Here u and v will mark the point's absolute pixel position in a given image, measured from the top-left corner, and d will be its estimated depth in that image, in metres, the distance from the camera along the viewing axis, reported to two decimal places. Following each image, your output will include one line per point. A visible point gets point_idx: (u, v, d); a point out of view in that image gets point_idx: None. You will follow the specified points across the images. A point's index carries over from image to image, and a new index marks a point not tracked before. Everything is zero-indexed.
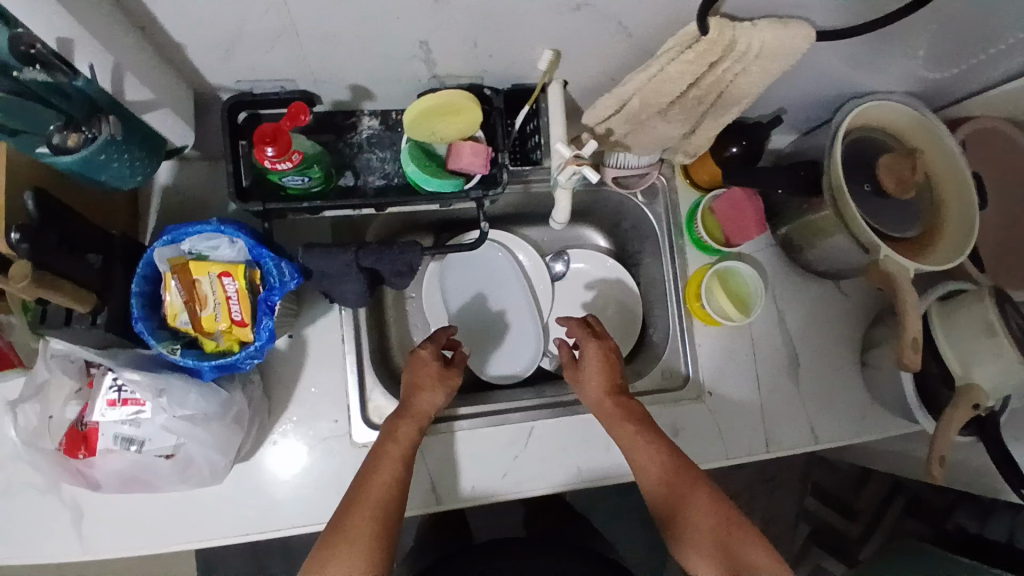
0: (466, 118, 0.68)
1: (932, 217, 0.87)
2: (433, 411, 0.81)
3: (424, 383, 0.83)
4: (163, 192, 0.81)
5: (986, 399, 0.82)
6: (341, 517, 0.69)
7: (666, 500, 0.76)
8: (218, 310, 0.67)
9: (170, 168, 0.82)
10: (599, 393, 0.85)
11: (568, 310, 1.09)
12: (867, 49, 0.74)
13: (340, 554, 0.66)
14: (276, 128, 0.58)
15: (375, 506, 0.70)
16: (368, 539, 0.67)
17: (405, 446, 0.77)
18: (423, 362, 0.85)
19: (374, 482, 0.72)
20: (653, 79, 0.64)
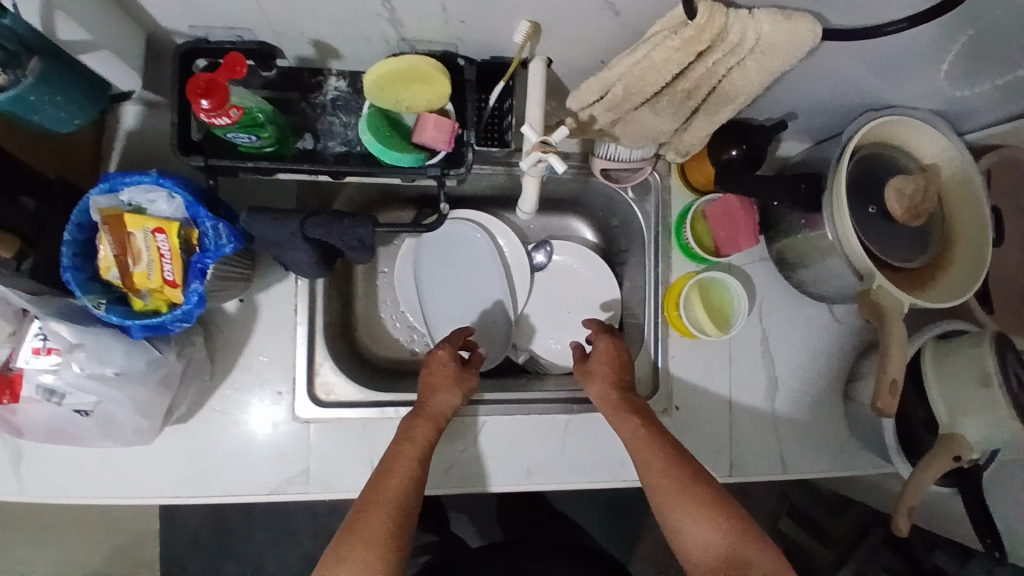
0: (434, 89, 0.62)
1: (941, 249, 0.80)
2: (449, 412, 0.79)
3: (437, 383, 0.81)
4: (126, 138, 0.76)
5: (970, 452, 0.76)
6: (356, 513, 0.68)
7: (670, 495, 0.72)
8: (150, 268, 0.64)
9: (136, 111, 0.76)
10: (606, 387, 0.81)
11: (545, 303, 1.02)
12: (889, 56, 0.66)
13: (354, 552, 0.65)
14: (210, 79, 0.54)
15: (393, 505, 0.69)
16: (386, 538, 0.67)
17: (421, 444, 0.75)
18: (440, 363, 0.82)
19: (390, 481, 0.71)
20: (639, 66, 0.57)
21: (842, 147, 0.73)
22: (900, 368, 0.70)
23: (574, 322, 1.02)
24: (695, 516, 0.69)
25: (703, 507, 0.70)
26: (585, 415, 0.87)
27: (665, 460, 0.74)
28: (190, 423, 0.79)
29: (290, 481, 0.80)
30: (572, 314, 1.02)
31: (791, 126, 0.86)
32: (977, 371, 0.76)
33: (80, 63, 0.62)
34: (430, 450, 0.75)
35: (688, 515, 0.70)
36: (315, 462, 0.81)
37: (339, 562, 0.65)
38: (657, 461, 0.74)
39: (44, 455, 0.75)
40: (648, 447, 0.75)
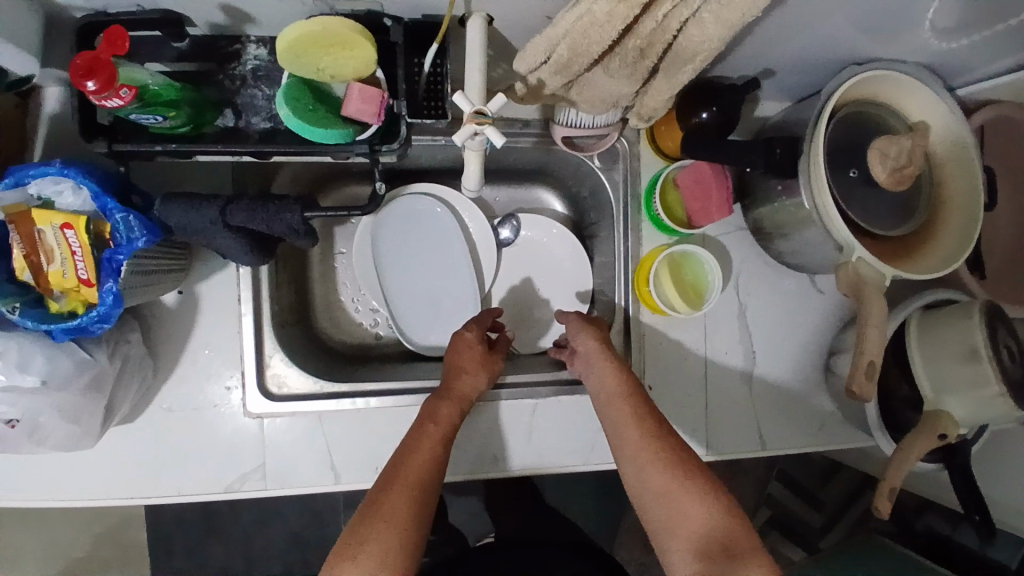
0: (357, 55, 0.56)
1: (929, 215, 0.75)
2: (475, 395, 0.77)
3: (467, 364, 0.78)
4: (49, 122, 0.69)
5: (955, 430, 0.72)
6: (380, 493, 0.66)
7: (653, 459, 0.69)
8: (64, 266, 0.59)
9: (58, 93, 0.70)
10: (597, 349, 0.78)
11: (513, 280, 0.97)
12: (874, 3, 0.59)
13: (376, 532, 0.63)
14: (92, 58, 0.48)
15: (415, 487, 0.67)
16: (408, 519, 0.64)
17: (444, 427, 0.73)
18: (469, 345, 0.80)
19: (413, 462, 0.69)
20: (582, 21, 0.51)
21: (822, 105, 0.67)
22: (879, 348, 0.66)
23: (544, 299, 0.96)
24: (689, 488, 0.67)
25: (700, 481, 0.67)
26: (552, 398, 0.83)
27: (659, 433, 0.71)
28: (136, 422, 0.75)
29: (244, 478, 0.77)
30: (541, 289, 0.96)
31: (770, 83, 0.79)
32: (963, 347, 0.72)
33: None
34: (452, 434, 0.73)
35: (679, 487, 0.67)
36: (271, 457, 0.77)
37: (359, 543, 0.62)
38: (645, 426, 0.71)
39: None
40: (650, 416, 0.72)
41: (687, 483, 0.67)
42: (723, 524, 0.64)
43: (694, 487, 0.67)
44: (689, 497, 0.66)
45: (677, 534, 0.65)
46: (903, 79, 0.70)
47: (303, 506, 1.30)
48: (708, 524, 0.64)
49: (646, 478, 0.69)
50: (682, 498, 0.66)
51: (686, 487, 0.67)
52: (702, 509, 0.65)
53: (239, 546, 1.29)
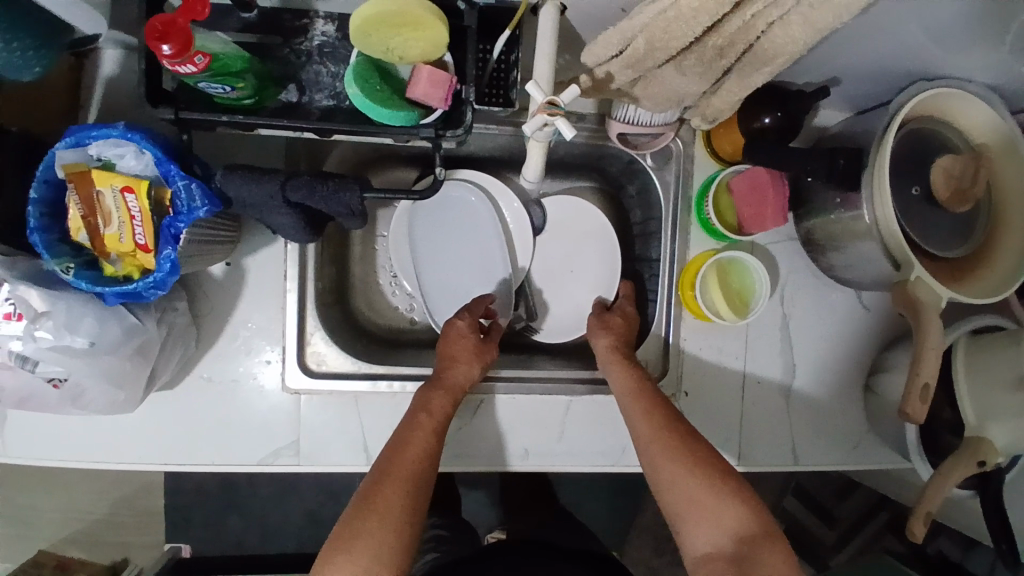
0: (427, 36, 0.55)
1: (987, 235, 0.72)
2: (468, 384, 0.76)
3: (458, 355, 0.78)
4: (104, 86, 0.68)
5: (994, 457, 0.70)
6: (371, 485, 0.65)
7: (659, 458, 0.68)
8: (122, 230, 0.58)
9: (115, 55, 0.68)
10: (612, 346, 0.80)
11: (552, 267, 0.94)
12: (966, 12, 0.56)
13: (369, 526, 0.62)
14: (168, 21, 0.47)
15: (410, 480, 0.66)
16: (400, 512, 0.64)
17: (437, 418, 0.72)
18: (461, 336, 0.80)
19: (406, 455, 0.68)
20: (664, 16, 0.49)
21: (889, 121, 0.65)
22: (935, 370, 0.64)
23: (578, 285, 0.94)
24: (697, 479, 0.66)
25: (710, 472, 0.66)
26: (587, 397, 0.83)
27: (670, 426, 0.70)
28: (174, 392, 0.76)
29: (276, 453, 0.78)
30: (575, 275, 0.94)
31: (835, 92, 0.77)
32: (1011, 375, 0.70)
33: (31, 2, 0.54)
34: (446, 425, 0.72)
35: (690, 480, 0.66)
36: (305, 434, 0.78)
37: (352, 538, 0.62)
38: (665, 425, 0.70)
39: (31, 418, 0.73)
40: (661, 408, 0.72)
41: (699, 476, 0.66)
42: (736, 520, 0.63)
43: (699, 493, 0.65)
44: (701, 488, 0.65)
45: (692, 523, 0.65)
46: (967, 96, 0.68)
47: (320, 483, 1.31)
48: (722, 516, 0.64)
49: (659, 461, 0.68)
50: (696, 490, 0.65)
51: (696, 477, 0.66)
52: (710, 516, 0.64)
53: (257, 517, 1.31)
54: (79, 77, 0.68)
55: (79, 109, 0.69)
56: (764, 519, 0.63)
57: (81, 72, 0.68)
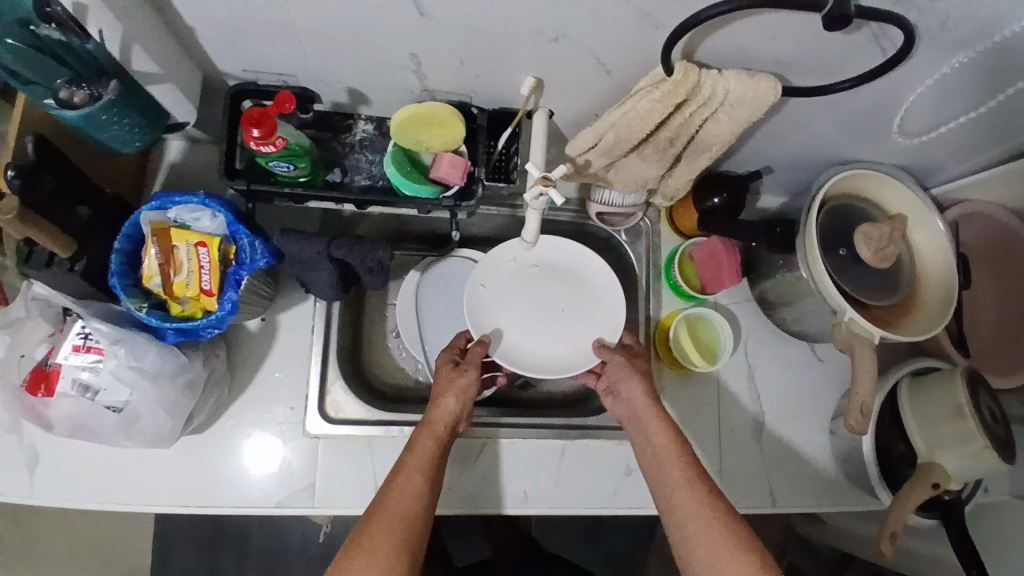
0: (449, 132, 0.72)
1: (915, 282, 0.87)
2: (454, 419, 0.79)
3: (444, 390, 0.80)
4: (169, 169, 0.83)
5: (948, 482, 0.80)
6: (361, 525, 0.67)
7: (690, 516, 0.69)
8: (190, 278, 0.71)
9: (180, 145, 0.83)
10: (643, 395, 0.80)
11: (538, 306, 0.90)
12: (852, 113, 0.75)
13: (358, 563, 0.64)
14: (262, 112, 0.64)
15: (395, 520, 0.68)
16: (388, 552, 0.66)
17: (424, 455, 0.74)
18: (439, 370, 0.83)
19: (393, 493, 0.70)
20: (627, 115, 0.66)
21: (812, 198, 0.82)
22: (870, 392, 0.77)
23: (568, 324, 0.90)
24: (706, 527, 0.68)
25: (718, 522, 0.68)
26: (579, 441, 0.91)
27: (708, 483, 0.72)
28: (204, 434, 0.83)
29: (294, 496, 0.83)
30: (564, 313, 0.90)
31: (771, 179, 0.95)
32: (950, 406, 0.81)
33: (149, 91, 0.65)
34: (434, 461, 0.74)
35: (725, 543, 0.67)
36: (321, 477, 0.84)
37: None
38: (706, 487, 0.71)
39: (71, 458, 0.80)
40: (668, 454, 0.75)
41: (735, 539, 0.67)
42: None
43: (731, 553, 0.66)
44: (713, 542, 0.67)
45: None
46: (879, 177, 0.85)
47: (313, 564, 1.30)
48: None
49: (682, 514, 0.70)
50: (710, 542, 0.67)
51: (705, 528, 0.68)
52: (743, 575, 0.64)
53: None
54: (148, 161, 0.82)
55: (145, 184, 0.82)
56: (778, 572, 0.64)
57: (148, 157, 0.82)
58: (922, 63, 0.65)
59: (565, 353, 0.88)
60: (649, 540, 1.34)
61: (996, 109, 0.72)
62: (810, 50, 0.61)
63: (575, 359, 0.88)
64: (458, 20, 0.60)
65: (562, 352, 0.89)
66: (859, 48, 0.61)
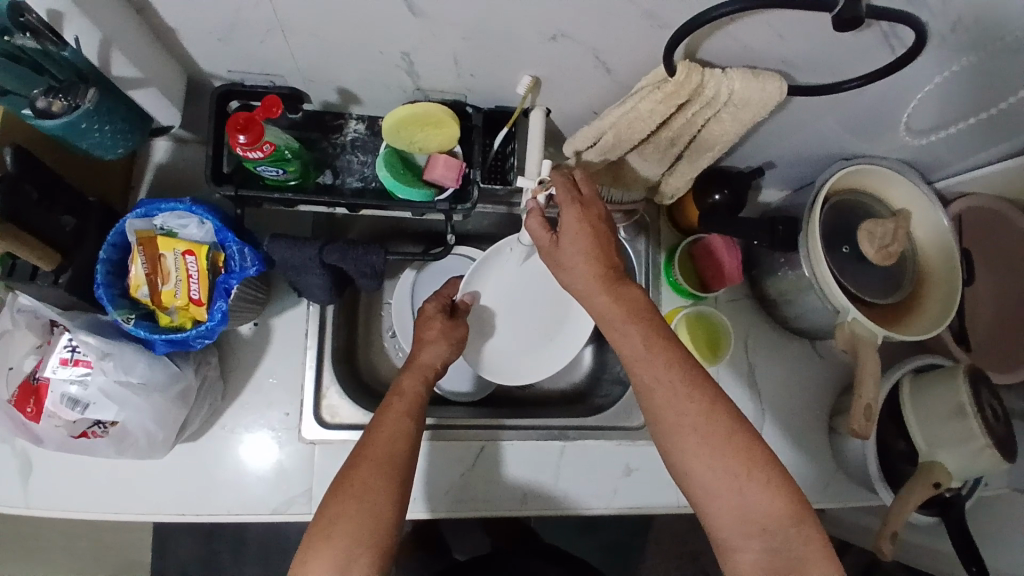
0: (445, 132, 0.70)
1: (917, 280, 0.86)
2: (439, 363, 0.81)
3: (428, 337, 0.82)
4: (155, 170, 0.80)
5: (948, 480, 0.80)
6: (347, 469, 0.67)
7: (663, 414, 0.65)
8: (178, 287, 0.69)
9: (166, 146, 0.80)
10: (585, 276, 0.68)
11: (517, 299, 0.91)
12: (858, 109, 0.73)
13: (346, 509, 0.63)
14: (248, 117, 0.61)
15: (385, 463, 0.67)
16: (381, 494, 0.65)
17: (409, 399, 0.74)
18: (429, 318, 0.84)
19: (378, 438, 0.69)
20: (627, 116, 0.64)
21: (816, 193, 0.80)
22: (874, 394, 0.76)
23: (529, 329, 0.92)
24: (721, 462, 0.63)
25: (732, 458, 0.62)
26: (579, 441, 0.90)
27: (693, 381, 0.64)
28: (199, 440, 0.82)
29: (291, 501, 0.82)
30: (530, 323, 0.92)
31: (773, 174, 0.93)
32: (951, 404, 0.80)
33: (129, 96, 0.62)
34: (419, 404, 0.74)
35: (710, 455, 0.63)
36: (317, 483, 0.83)
37: (333, 523, 0.63)
38: (681, 384, 0.64)
39: (63, 468, 0.78)
40: (660, 389, 0.65)
41: (715, 452, 0.63)
42: (763, 503, 0.61)
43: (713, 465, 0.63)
44: (723, 478, 0.62)
45: (707, 495, 0.64)
46: (884, 172, 0.83)
47: None
48: (721, 483, 0.62)
49: (664, 423, 0.65)
50: (722, 484, 0.62)
51: (717, 465, 0.63)
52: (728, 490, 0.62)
53: None
54: (134, 163, 0.80)
55: (131, 187, 0.79)
56: (799, 511, 0.62)
57: (133, 160, 0.79)
58: (933, 62, 0.63)
59: (506, 358, 0.91)
60: (646, 531, 1.35)
61: (1005, 107, 0.70)
62: (816, 49, 0.59)
63: (511, 360, 0.91)
64: (452, 20, 0.57)
65: (504, 357, 0.92)
66: (869, 47, 0.59)
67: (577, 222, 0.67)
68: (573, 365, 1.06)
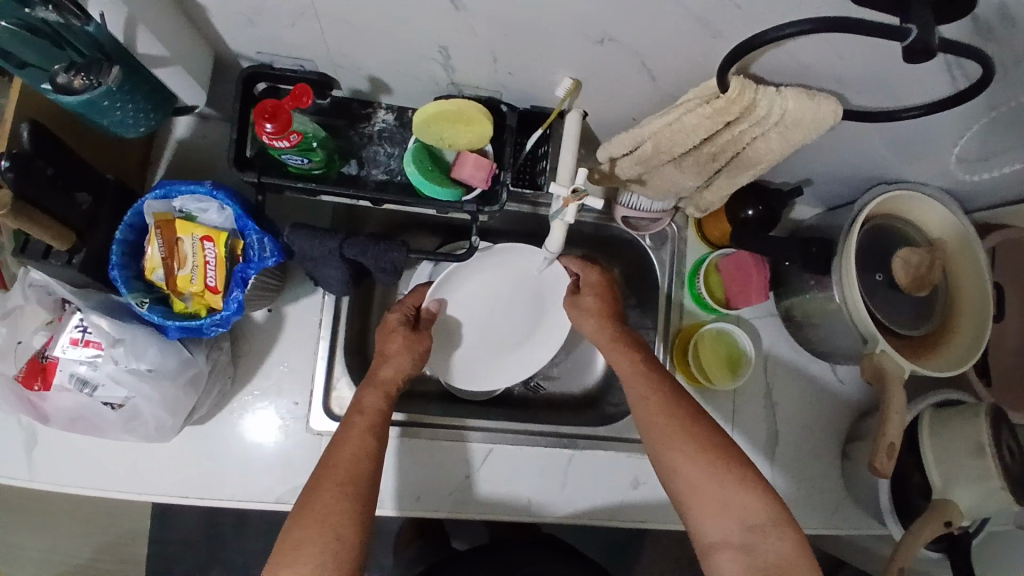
0: (476, 131, 0.67)
1: (948, 313, 0.84)
2: (400, 377, 0.78)
3: (389, 351, 0.79)
4: (176, 146, 0.78)
5: (960, 520, 0.78)
6: (308, 493, 0.66)
7: (653, 432, 0.72)
8: (194, 272, 0.67)
9: (188, 122, 0.78)
10: (597, 318, 0.82)
11: (481, 302, 0.88)
12: (908, 134, 0.70)
13: (309, 537, 0.63)
14: (276, 105, 0.58)
15: (346, 483, 0.66)
16: (344, 515, 0.64)
17: (371, 415, 0.72)
18: (390, 331, 0.79)
19: (341, 458, 0.68)
20: (669, 128, 0.61)
21: (854, 216, 0.76)
22: (898, 431, 0.74)
23: (490, 334, 0.90)
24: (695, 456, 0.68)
25: (711, 460, 0.68)
26: (588, 450, 0.89)
27: (677, 401, 0.73)
28: (207, 424, 0.81)
29: (295, 491, 0.81)
30: (493, 329, 0.90)
31: (809, 190, 0.90)
32: (971, 442, 0.78)
33: (153, 73, 0.60)
34: (380, 420, 0.73)
35: (698, 466, 0.68)
36: None
37: (295, 548, 0.62)
38: (672, 411, 0.72)
39: (68, 443, 0.78)
40: (654, 400, 0.73)
41: (700, 462, 0.68)
42: (750, 506, 0.66)
43: (697, 474, 0.68)
44: (705, 474, 0.67)
45: (699, 510, 0.67)
46: (925, 199, 0.80)
47: None
48: (711, 493, 0.67)
49: (656, 439, 0.71)
50: (711, 491, 0.67)
51: (705, 472, 0.68)
52: (712, 497, 0.67)
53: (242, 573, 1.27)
54: (155, 138, 0.77)
55: (149, 165, 0.77)
56: (779, 517, 0.66)
57: (153, 137, 0.77)
58: (995, 94, 0.60)
59: (460, 359, 0.89)
60: (646, 535, 1.35)
61: None
62: (875, 72, 0.56)
63: (468, 362, 0.90)
64: (495, 16, 0.54)
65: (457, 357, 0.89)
66: (929, 75, 0.56)
67: (597, 278, 0.84)
68: (586, 370, 1.04)
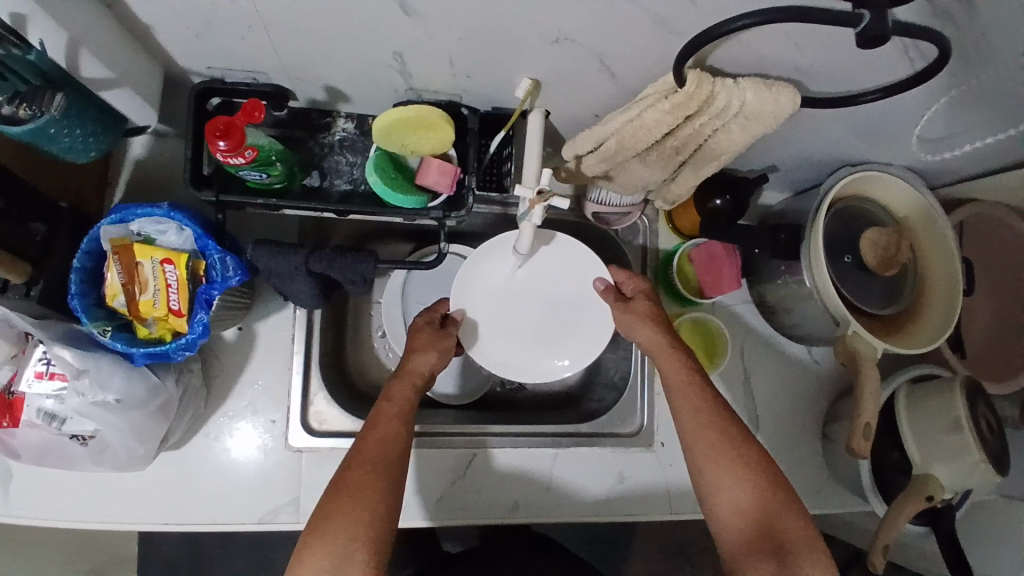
0: (439, 137, 0.66)
1: (917, 294, 0.85)
2: (428, 373, 0.74)
3: (418, 343, 0.76)
4: (133, 166, 0.75)
5: (941, 493, 0.79)
6: (342, 470, 0.65)
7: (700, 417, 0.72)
8: (157, 296, 0.66)
9: (144, 141, 0.76)
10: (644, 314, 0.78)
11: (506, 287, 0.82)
12: (870, 118, 0.71)
13: (342, 510, 0.62)
14: (229, 122, 0.57)
15: (379, 463, 0.65)
16: (375, 495, 0.63)
17: (399, 404, 0.71)
18: (417, 328, 0.77)
19: (373, 440, 0.67)
20: (631, 124, 0.61)
21: (821, 199, 0.77)
22: (873, 411, 0.75)
23: (526, 321, 0.82)
24: (725, 467, 0.69)
25: (749, 450, 0.70)
26: (572, 449, 0.89)
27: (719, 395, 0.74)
28: (183, 448, 0.79)
29: (277, 511, 0.79)
30: (530, 316, 0.82)
31: (776, 177, 0.91)
32: (947, 417, 0.79)
33: (100, 96, 0.59)
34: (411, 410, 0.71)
35: (735, 453, 0.70)
36: (305, 491, 0.80)
37: (327, 520, 0.62)
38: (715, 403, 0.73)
39: (39, 478, 0.75)
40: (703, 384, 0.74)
41: (741, 447, 0.70)
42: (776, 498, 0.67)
43: (737, 459, 0.69)
44: (746, 458, 0.69)
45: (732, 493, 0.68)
46: (890, 180, 0.81)
47: None
48: (745, 481, 0.69)
49: (699, 423, 0.72)
50: (747, 476, 0.69)
51: (741, 457, 0.69)
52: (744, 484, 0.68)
53: None
54: (110, 159, 0.75)
55: (106, 188, 0.75)
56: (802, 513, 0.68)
57: (108, 159, 0.75)
58: (950, 75, 0.60)
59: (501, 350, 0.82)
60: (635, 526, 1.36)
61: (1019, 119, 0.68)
62: (831, 60, 0.57)
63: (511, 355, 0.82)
64: (450, 21, 0.53)
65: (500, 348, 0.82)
66: (885, 59, 0.56)
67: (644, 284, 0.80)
68: None
